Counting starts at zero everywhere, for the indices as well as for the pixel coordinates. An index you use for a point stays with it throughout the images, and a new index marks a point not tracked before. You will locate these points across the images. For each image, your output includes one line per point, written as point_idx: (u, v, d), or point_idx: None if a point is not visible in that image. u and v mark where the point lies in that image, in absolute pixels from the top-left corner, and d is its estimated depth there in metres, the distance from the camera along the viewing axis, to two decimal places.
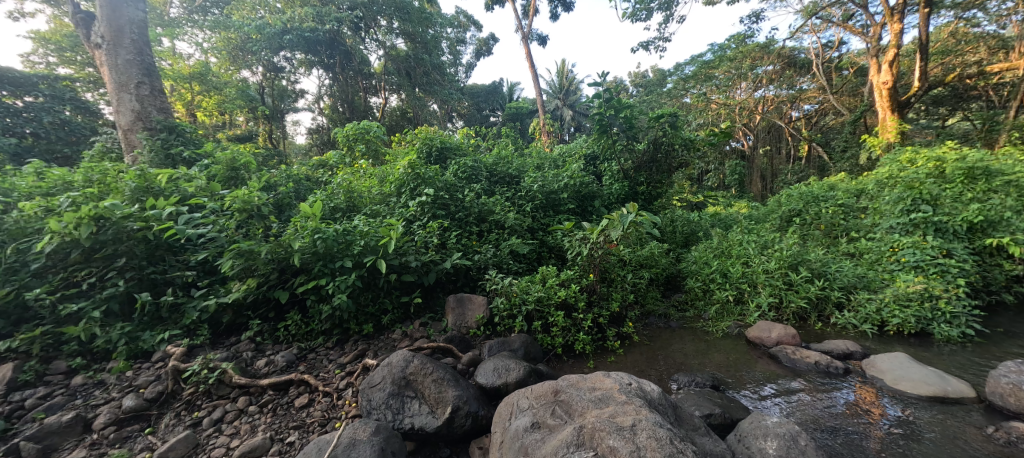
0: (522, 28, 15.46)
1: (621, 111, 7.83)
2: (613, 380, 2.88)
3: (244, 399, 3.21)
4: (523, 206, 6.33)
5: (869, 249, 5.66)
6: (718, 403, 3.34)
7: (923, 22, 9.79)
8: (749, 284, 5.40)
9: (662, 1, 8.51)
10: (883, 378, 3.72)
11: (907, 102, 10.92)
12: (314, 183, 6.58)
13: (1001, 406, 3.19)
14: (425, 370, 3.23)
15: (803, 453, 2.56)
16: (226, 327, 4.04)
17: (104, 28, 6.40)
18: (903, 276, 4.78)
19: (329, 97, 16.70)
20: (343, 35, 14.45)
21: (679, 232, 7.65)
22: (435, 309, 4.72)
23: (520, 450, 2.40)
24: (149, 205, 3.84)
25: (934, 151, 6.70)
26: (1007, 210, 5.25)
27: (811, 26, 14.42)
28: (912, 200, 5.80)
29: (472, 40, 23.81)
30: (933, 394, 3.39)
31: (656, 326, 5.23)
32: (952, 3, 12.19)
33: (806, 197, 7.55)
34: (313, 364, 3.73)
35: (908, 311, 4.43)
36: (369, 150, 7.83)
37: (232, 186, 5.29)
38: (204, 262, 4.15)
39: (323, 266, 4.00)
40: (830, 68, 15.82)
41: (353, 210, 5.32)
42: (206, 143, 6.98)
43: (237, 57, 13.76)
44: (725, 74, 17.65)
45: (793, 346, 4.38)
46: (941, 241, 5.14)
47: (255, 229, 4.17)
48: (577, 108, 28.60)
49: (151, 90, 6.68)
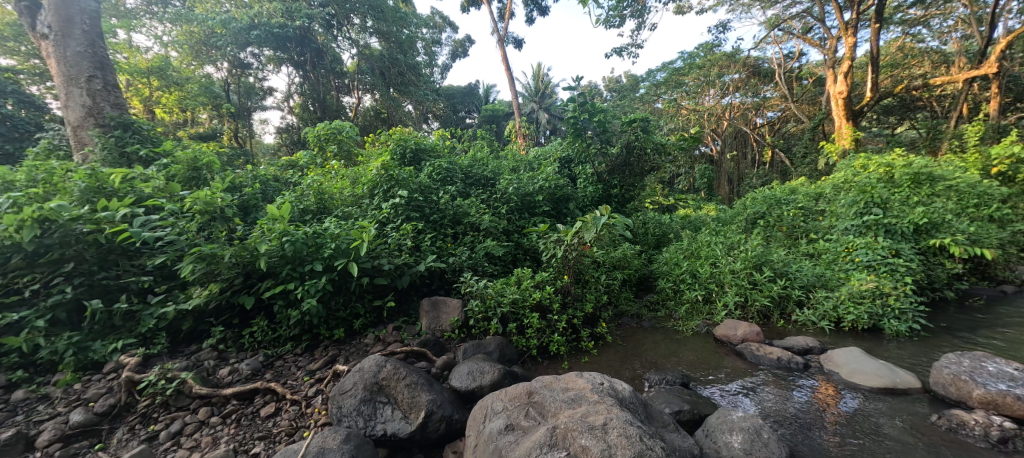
0: (498, 30, 15.43)
1: (594, 115, 7.97)
2: (586, 380, 2.92)
3: (206, 409, 3.07)
4: (498, 208, 6.33)
5: (827, 250, 5.95)
6: (687, 400, 3.42)
7: (874, 37, 10.40)
8: (717, 284, 5.60)
9: (634, 9, 8.67)
10: (840, 371, 3.92)
11: (861, 111, 11.53)
12: (283, 183, 6.37)
13: (943, 396, 3.43)
14: (399, 375, 3.18)
15: (766, 446, 2.69)
16: (186, 335, 3.84)
17: (51, 17, 5.97)
18: (857, 275, 5.07)
19: (299, 95, 16.19)
20: (315, 32, 14.08)
21: (651, 234, 7.84)
22: (409, 313, 4.65)
23: (494, 452, 2.40)
24: (100, 207, 3.59)
25: (884, 158, 7.19)
26: (948, 213, 5.69)
27: (774, 37, 15.13)
28: (865, 204, 6.19)
29: (448, 41, 23.67)
30: (884, 386, 3.60)
31: (629, 326, 5.35)
32: (900, 19, 13.00)
33: (769, 200, 7.86)
34: (281, 372, 3.62)
35: (861, 308, 4.69)
36: (341, 151, 7.63)
37: (194, 187, 5.03)
38: (163, 266, 3.95)
39: (292, 270, 3.88)
40: (791, 78, 16.68)
41: (323, 211, 5.17)
42: (165, 142, 6.62)
43: (201, 51, 13.17)
44: (695, 81, 18.29)
45: (757, 343, 4.56)
46: (890, 242, 5.49)
47: (218, 231, 3.97)
48: (553, 111, 28.89)
49: (105, 85, 6.31)
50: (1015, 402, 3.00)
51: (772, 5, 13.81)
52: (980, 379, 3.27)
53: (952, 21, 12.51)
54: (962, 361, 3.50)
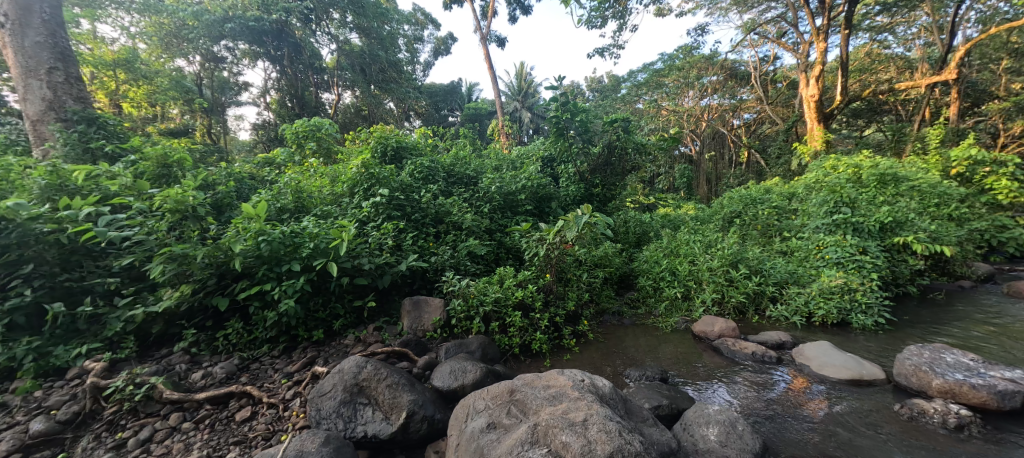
0: (481, 29, 15.35)
1: (577, 115, 8.05)
2: (567, 377, 2.94)
3: (177, 415, 2.97)
4: (480, 207, 6.31)
5: (799, 247, 6.15)
6: (665, 395, 3.50)
7: (844, 42, 10.78)
8: (695, 281, 5.73)
9: (616, 10, 8.73)
10: (810, 364, 4.07)
11: (832, 114, 11.95)
12: (259, 181, 6.20)
13: (905, 386, 3.60)
14: (379, 375, 3.14)
15: (740, 437, 2.77)
16: (156, 338, 3.70)
17: (7, 5, 5.64)
18: (827, 271, 5.26)
19: (275, 91, 15.75)
20: (293, 26, 13.70)
21: (631, 232, 7.95)
22: (390, 312, 4.60)
23: (476, 450, 2.40)
24: (62, 205, 3.42)
25: (852, 159, 7.52)
26: (910, 212, 5.98)
27: (751, 41, 15.54)
28: (835, 203, 6.45)
29: (430, 39, 23.44)
30: (852, 378, 3.77)
31: (610, 324, 5.43)
32: (869, 26, 13.50)
33: (745, 200, 8.06)
34: (257, 375, 3.53)
35: (831, 303, 4.88)
36: (320, 148, 7.45)
37: (164, 185, 4.83)
38: (131, 268, 3.79)
39: (268, 270, 3.79)
40: (766, 81, 17.22)
41: (302, 210, 5.04)
42: (133, 138, 6.34)
43: (172, 44, 12.59)
44: (674, 83, 18.68)
45: (733, 338, 4.69)
46: (858, 240, 5.72)
47: (189, 231, 3.82)
48: (536, 110, 28.98)
49: (67, 77, 6.01)
50: (970, 390, 3.20)
51: (748, 10, 14.17)
52: (938, 369, 3.45)
53: (915, 29, 13.10)
54: (923, 353, 3.69)
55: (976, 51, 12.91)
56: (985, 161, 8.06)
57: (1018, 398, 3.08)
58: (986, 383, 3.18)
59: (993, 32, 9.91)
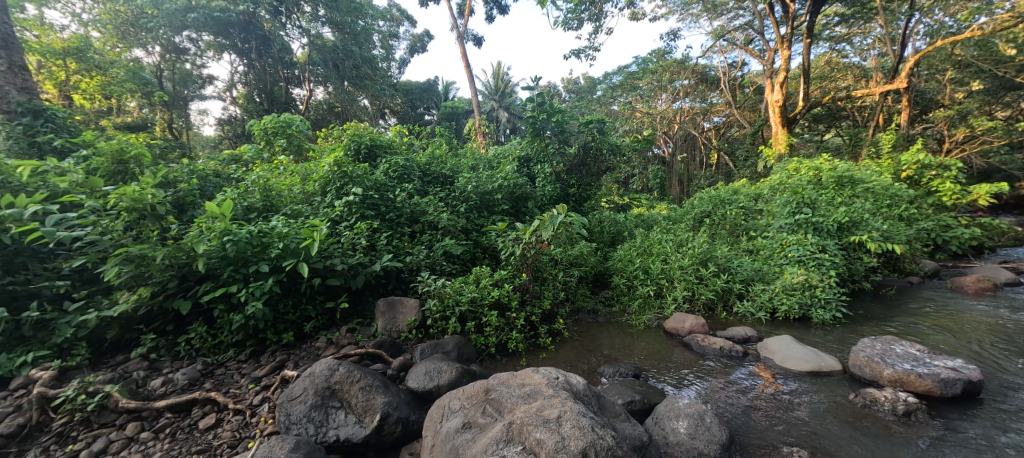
0: (457, 27, 15.22)
1: (553, 115, 8.15)
2: (541, 375, 2.97)
3: (135, 425, 2.82)
4: (457, 206, 6.28)
5: (764, 246, 6.42)
6: (638, 390, 3.60)
7: (806, 51, 11.30)
8: (667, 279, 5.89)
9: (591, 13, 8.87)
10: (774, 358, 4.26)
11: (794, 119, 12.51)
12: (225, 179, 5.95)
13: (859, 376, 3.82)
14: (352, 378, 3.09)
15: (708, 429, 2.88)
16: (112, 344, 3.51)
17: None
18: (790, 269, 5.52)
19: (242, 85, 15.12)
20: (261, 18, 13.41)
21: (606, 232, 8.08)
22: (364, 313, 4.53)
23: (451, 451, 2.40)
24: (3, 204, 3.19)
25: (813, 162, 7.99)
26: (865, 213, 6.36)
27: (720, 47, 16.09)
28: (797, 204, 6.78)
29: (406, 36, 23.10)
30: (811, 370, 3.98)
31: (586, 322, 5.52)
32: (829, 36, 14.13)
33: (714, 200, 8.34)
34: (222, 380, 3.40)
35: (793, 299, 5.14)
36: (291, 145, 7.21)
37: (119, 182, 4.56)
38: (83, 270, 3.57)
39: (234, 271, 3.65)
40: (735, 86, 17.91)
41: (271, 209, 4.87)
42: (85, 132, 5.97)
43: (129, 33, 11.79)
44: (648, 85, 19.21)
45: (702, 334, 4.86)
46: (818, 239, 6.03)
47: (148, 231, 3.63)
48: (513, 110, 29.05)
49: (9, 66, 5.61)
50: (917, 379, 3.43)
51: (717, 17, 14.66)
52: (889, 360, 3.68)
53: (871, 40, 13.93)
54: (875, 345, 3.93)
55: (924, 62, 13.81)
56: (932, 165, 8.66)
57: (958, 384, 3.32)
58: (930, 372, 3.42)
59: (939, 45, 10.60)
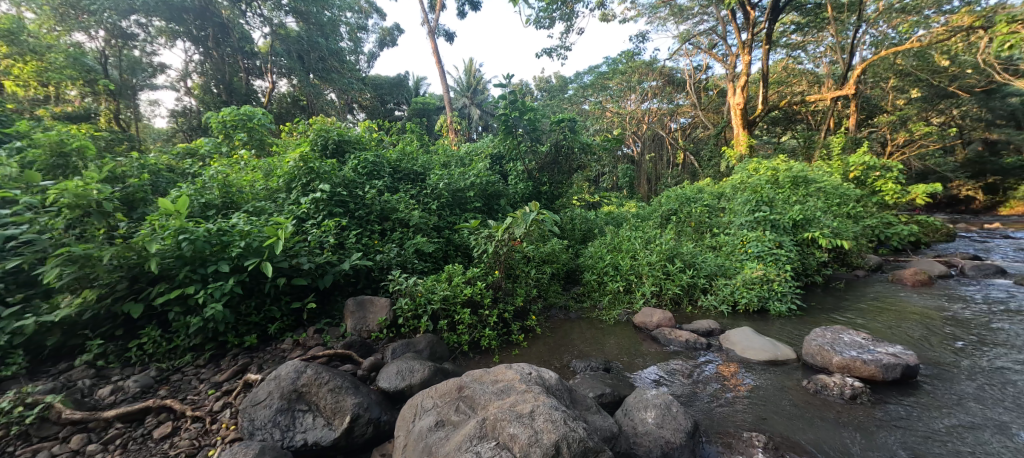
0: (428, 21, 14.94)
1: (525, 113, 8.21)
2: (515, 370, 3.00)
3: (80, 437, 2.63)
4: (428, 204, 6.19)
5: (726, 242, 6.71)
6: (609, 383, 3.69)
7: (764, 56, 11.87)
8: (636, 275, 6.07)
9: (563, 12, 8.94)
10: (735, 348, 4.49)
11: (754, 121, 13.14)
12: (179, 174, 5.62)
13: (812, 364, 4.09)
14: (320, 380, 3.00)
15: (674, 418, 2.99)
16: (52, 352, 3.24)
17: None
18: (750, 264, 5.82)
19: (198, 75, 14.32)
20: (218, 5, 12.97)
21: (577, 229, 8.19)
22: (332, 314, 4.42)
23: (424, 449, 2.38)
24: None
25: (770, 163, 8.48)
26: (818, 211, 6.77)
27: (686, 51, 16.64)
28: (756, 202, 7.12)
29: (375, 28, 22.52)
30: (769, 359, 4.22)
31: (558, 318, 5.62)
32: (786, 43, 14.97)
33: (680, 199, 8.64)
34: (179, 387, 3.22)
35: (752, 292, 5.43)
36: (252, 139, 6.91)
37: (59, 177, 4.21)
38: (17, 271, 3.27)
39: (191, 272, 3.47)
40: (699, 88, 18.64)
41: (231, 206, 4.64)
42: (18, 121, 5.46)
43: (67, 15, 10.72)
44: (618, 86, 19.93)
45: (669, 327, 5.04)
46: (776, 235, 6.35)
47: (93, 230, 3.38)
48: (485, 107, 28.94)
49: None
50: (862, 364, 3.72)
51: (683, 21, 15.18)
52: (838, 348, 3.96)
53: (823, 48, 14.85)
54: (825, 334, 4.22)
55: (870, 71, 14.83)
56: (876, 166, 9.34)
57: (897, 369, 3.61)
58: (874, 358, 3.70)
59: (881, 54, 11.28)
